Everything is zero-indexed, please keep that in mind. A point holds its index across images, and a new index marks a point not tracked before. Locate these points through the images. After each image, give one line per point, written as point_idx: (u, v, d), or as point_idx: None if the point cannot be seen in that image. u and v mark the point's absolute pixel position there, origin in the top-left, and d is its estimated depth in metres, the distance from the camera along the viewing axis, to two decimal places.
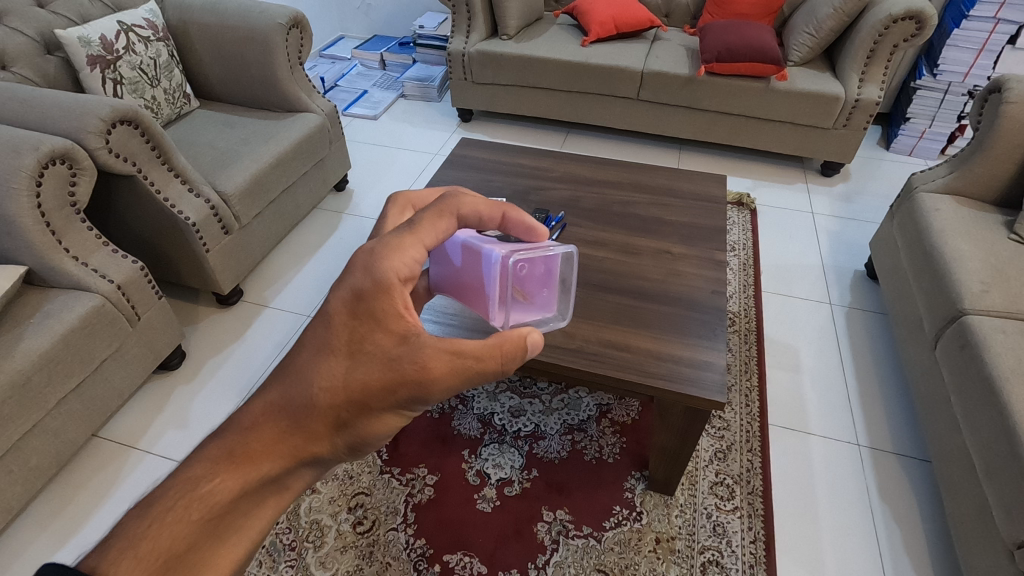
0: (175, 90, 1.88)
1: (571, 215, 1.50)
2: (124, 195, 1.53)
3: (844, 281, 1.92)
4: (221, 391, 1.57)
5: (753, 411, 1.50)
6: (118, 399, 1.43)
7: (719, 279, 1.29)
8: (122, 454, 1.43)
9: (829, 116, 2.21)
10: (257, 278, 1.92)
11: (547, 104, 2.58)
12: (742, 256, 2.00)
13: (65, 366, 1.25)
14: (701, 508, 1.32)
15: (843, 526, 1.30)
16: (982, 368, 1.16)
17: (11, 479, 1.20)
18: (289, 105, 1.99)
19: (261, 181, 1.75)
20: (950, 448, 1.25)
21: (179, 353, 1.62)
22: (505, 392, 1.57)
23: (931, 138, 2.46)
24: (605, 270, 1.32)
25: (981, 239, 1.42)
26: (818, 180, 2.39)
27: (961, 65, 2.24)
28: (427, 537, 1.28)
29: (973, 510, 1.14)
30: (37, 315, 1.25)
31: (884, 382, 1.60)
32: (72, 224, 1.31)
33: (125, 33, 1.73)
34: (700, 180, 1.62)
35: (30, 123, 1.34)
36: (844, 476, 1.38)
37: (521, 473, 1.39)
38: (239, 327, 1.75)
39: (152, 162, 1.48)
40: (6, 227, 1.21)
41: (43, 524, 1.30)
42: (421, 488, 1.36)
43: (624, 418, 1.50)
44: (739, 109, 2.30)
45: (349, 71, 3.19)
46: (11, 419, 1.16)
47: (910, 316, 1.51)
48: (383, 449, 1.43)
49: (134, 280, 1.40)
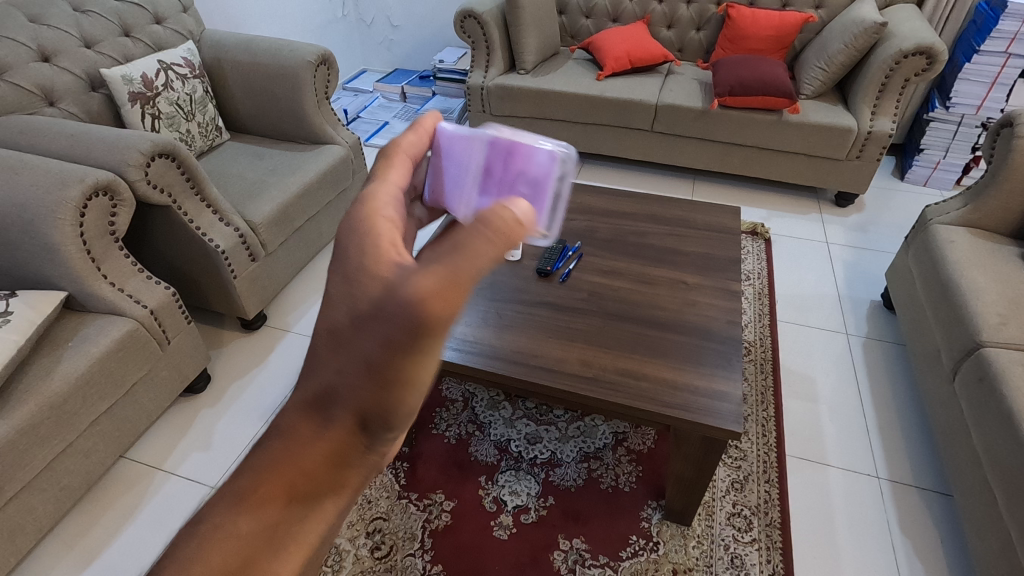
0: (208, 123, 1.97)
1: (587, 244, 1.53)
2: (158, 223, 1.60)
3: (860, 311, 1.92)
4: (244, 415, 1.61)
5: (770, 441, 1.50)
6: (146, 420, 1.47)
7: (734, 309, 1.31)
8: (147, 476, 1.46)
9: (842, 148, 2.23)
10: (279, 304, 1.98)
11: (563, 135, 2.65)
12: (758, 285, 2.02)
13: (98, 388, 1.30)
14: (718, 539, 1.32)
15: (863, 560, 1.28)
16: (1000, 401, 1.16)
17: (43, 498, 1.24)
18: (315, 137, 2.07)
19: (287, 210, 1.81)
20: (972, 481, 1.23)
21: (204, 376, 1.66)
22: (522, 419, 1.59)
23: (946, 169, 2.47)
24: (621, 300, 1.35)
25: (996, 271, 1.43)
26: (832, 211, 2.41)
27: (974, 98, 2.27)
28: (444, 563, 1.28)
29: (994, 546, 1.13)
30: (76, 338, 1.31)
31: (903, 413, 1.59)
32: (111, 252, 1.38)
33: (164, 72, 1.83)
34: (714, 211, 1.65)
35: (75, 157, 1.41)
36: (864, 509, 1.37)
37: (537, 501, 1.40)
38: (262, 352, 1.80)
39: (186, 192, 1.55)
40: (50, 255, 1.28)
41: (69, 545, 1.33)
42: (439, 514, 1.37)
43: (640, 447, 1.50)
44: (752, 140, 2.34)
45: (371, 103, 3.30)
46: (48, 438, 1.21)
47: (927, 347, 1.51)
48: (401, 474, 1.45)
49: (165, 305, 1.46)
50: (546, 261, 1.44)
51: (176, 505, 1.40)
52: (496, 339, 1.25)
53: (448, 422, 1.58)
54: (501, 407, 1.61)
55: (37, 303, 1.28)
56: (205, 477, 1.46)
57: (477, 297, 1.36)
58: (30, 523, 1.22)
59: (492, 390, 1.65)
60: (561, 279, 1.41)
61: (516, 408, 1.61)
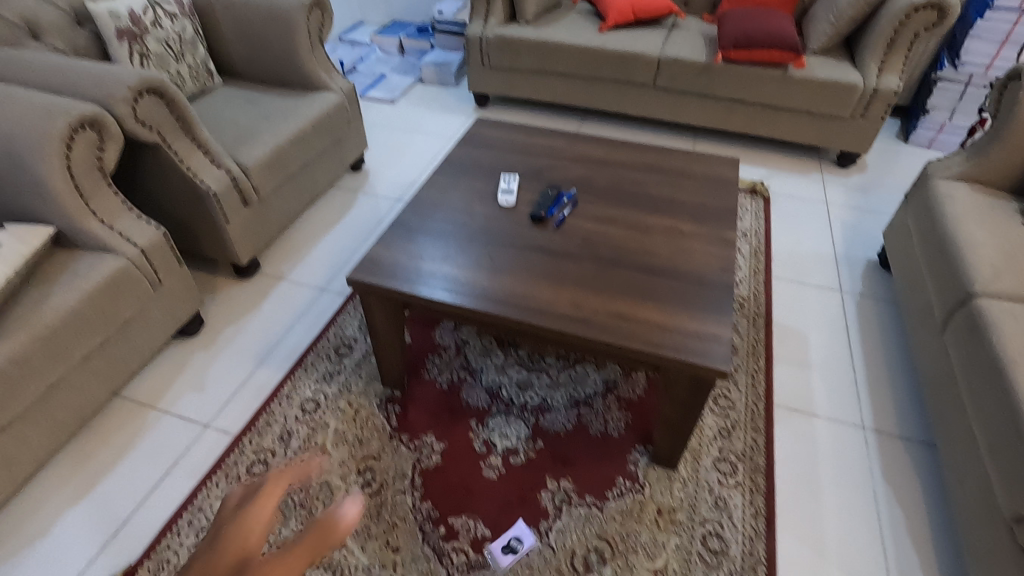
0: (199, 65, 1.92)
1: (583, 192, 1.51)
2: (149, 164, 1.58)
3: (856, 269, 1.92)
4: (237, 359, 1.62)
5: (759, 392, 1.52)
6: (139, 359, 1.48)
7: (728, 257, 1.30)
8: (142, 413, 1.48)
9: (847, 105, 2.19)
10: (273, 252, 1.97)
11: (564, 90, 2.60)
12: (754, 243, 2.01)
13: (90, 323, 1.30)
14: (703, 482, 1.34)
15: (845, 505, 1.30)
16: (989, 349, 1.16)
17: (38, 430, 1.25)
18: (308, 83, 2.02)
19: (281, 156, 1.79)
20: (955, 429, 1.25)
21: (197, 320, 1.66)
22: (514, 366, 1.60)
23: (951, 131, 2.44)
24: (614, 245, 1.34)
25: (994, 225, 1.42)
26: (834, 171, 2.39)
27: (984, 57, 2.22)
28: (434, 500, 1.31)
29: (974, 489, 1.15)
30: (66, 274, 1.30)
31: (892, 367, 1.61)
32: (100, 188, 1.36)
33: (152, 9, 1.78)
34: (714, 162, 1.62)
35: (61, 90, 1.38)
36: (848, 457, 1.39)
37: (527, 444, 1.42)
38: (256, 298, 1.80)
39: (177, 132, 1.52)
40: (38, 189, 1.27)
41: (67, 476, 1.35)
42: (429, 455, 1.39)
43: (630, 394, 1.52)
44: (756, 96, 2.30)
45: (368, 55, 3.24)
46: (41, 370, 1.21)
47: (921, 302, 1.51)
48: (393, 416, 1.47)
49: (157, 245, 1.44)
50: (540, 206, 1.42)
51: (172, 442, 1.42)
52: (487, 281, 1.24)
53: (441, 368, 1.59)
54: (493, 354, 1.62)
55: (26, 237, 1.27)
56: (199, 416, 1.48)
57: (471, 242, 1.34)
58: (26, 453, 1.24)
59: (484, 338, 1.66)
60: (555, 224, 1.40)
61: (508, 355, 1.62)
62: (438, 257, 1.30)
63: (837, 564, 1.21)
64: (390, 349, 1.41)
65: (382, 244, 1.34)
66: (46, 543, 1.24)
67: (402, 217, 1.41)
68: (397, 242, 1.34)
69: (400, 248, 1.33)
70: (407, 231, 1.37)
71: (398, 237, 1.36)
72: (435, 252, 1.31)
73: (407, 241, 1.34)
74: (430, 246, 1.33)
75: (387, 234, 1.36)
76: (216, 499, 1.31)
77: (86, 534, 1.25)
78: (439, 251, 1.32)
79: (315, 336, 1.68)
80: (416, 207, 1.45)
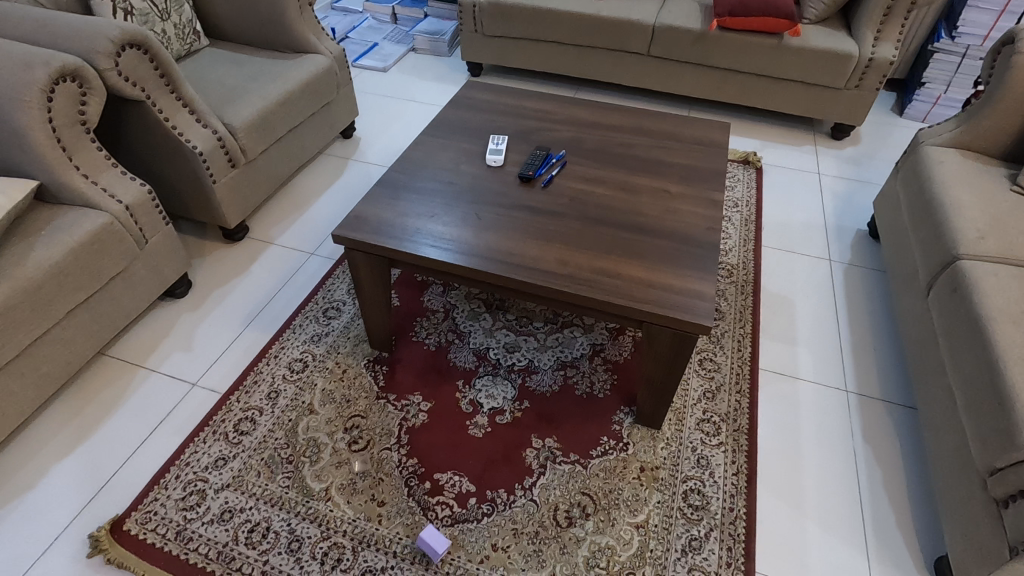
0: (185, 25, 1.89)
1: (572, 153, 1.50)
2: (134, 121, 1.56)
3: (845, 239, 1.92)
4: (225, 320, 1.62)
5: (745, 357, 1.53)
6: (126, 318, 1.48)
7: (715, 217, 1.30)
8: (130, 372, 1.48)
9: (841, 76, 2.18)
10: (262, 216, 1.96)
11: (558, 59, 2.57)
12: (745, 212, 2.01)
13: (74, 278, 1.29)
14: (686, 442, 1.35)
15: (825, 465, 1.32)
16: (971, 309, 1.17)
17: (23, 383, 1.26)
18: (297, 46, 1.99)
19: (268, 117, 1.77)
20: (935, 389, 1.26)
21: (184, 282, 1.66)
22: (502, 329, 1.60)
23: (946, 103, 2.42)
24: (602, 205, 1.33)
25: (981, 189, 1.42)
26: (827, 143, 2.38)
27: (982, 27, 2.20)
28: (419, 457, 1.32)
29: (950, 447, 1.17)
30: (49, 228, 1.29)
31: (877, 333, 1.62)
32: (82, 143, 1.34)
33: None
34: (704, 126, 1.61)
35: (42, 43, 1.36)
36: (830, 419, 1.41)
37: (513, 404, 1.43)
38: (245, 261, 1.79)
39: (161, 89, 1.50)
40: (19, 141, 1.25)
41: (54, 431, 1.36)
42: (415, 414, 1.40)
43: (616, 357, 1.53)
44: (750, 66, 2.28)
45: (360, 23, 3.19)
46: (24, 323, 1.21)
47: (906, 268, 1.52)
48: (380, 376, 1.48)
49: (142, 203, 1.44)
50: (528, 166, 1.41)
51: (159, 399, 1.43)
52: (473, 238, 1.24)
53: (429, 330, 1.60)
54: (482, 318, 1.63)
55: (8, 190, 1.25)
56: (187, 375, 1.48)
57: (458, 200, 1.34)
58: (11, 406, 1.24)
59: (473, 303, 1.67)
60: (543, 184, 1.39)
61: (496, 319, 1.63)
62: (425, 215, 1.30)
63: (816, 520, 1.23)
64: (377, 308, 1.41)
65: (369, 201, 1.33)
66: (33, 494, 1.24)
67: (389, 176, 1.40)
68: (383, 199, 1.34)
69: (386, 205, 1.32)
70: (394, 189, 1.37)
71: (385, 195, 1.35)
72: (422, 210, 1.31)
73: (393, 199, 1.34)
74: (417, 204, 1.32)
75: (373, 192, 1.35)
76: (204, 454, 1.31)
77: (74, 487, 1.26)
78: (426, 209, 1.31)
79: (304, 298, 1.68)
80: (404, 166, 1.44)
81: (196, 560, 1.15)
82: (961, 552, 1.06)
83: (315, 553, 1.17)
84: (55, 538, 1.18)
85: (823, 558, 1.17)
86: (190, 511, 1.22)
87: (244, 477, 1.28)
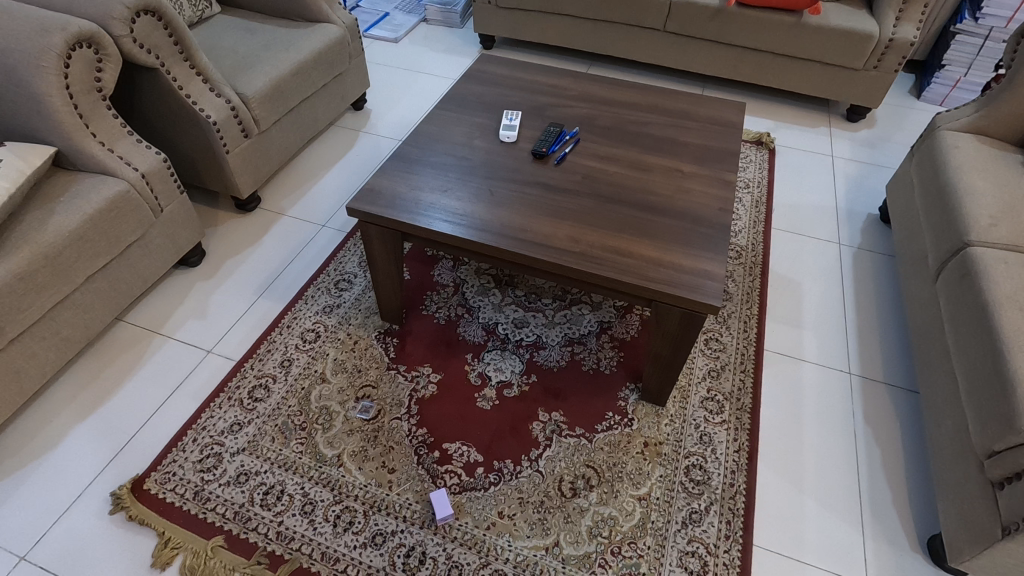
0: None
1: (585, 130, 1.49)
2: (148, 89, 1.56)
3: (856, 223, 1.91)
4: (238, 289, 1.64)
5: (750, 337, 1.55)
6: (141, 285, 1.50)
7: (727, 197, 1.30)
8: (146, 338, 1.51)
9: (861, 56, 2.14)
10: (274, 188, 1.97)
11: (571, 32, 2.53)
12: (756, 193, 2.00)
13: (92, 245, 1.31)
14: (690, 419, 1.38)
15: (826, 445, 1.35)
16: (978, 295, 1.18)
17: (44, 346, 1.29)
18: (309, 14, 1.97)
19: (281, 87, 1.76)
20: (938, 374, 1.28)
21: (198, 252, 1.68)
22: (510, 305, 1.62)
23: (965, 87, 2.39)
24: (615, 184, 1.33)
25: (996, 176, 1.41)
26: (842, 125, 2.35)
27: (1006, 9, 2.14)
28: (428, 427, 1.35)
29: (950, 429, 1.19)
30: (67, 195, 1.31)
31: (883, 317, 1.63)
32: (99, 110, 1.35)
33: None
34: (719, 105, 1.59)
35: (56, 7, 1.35)
36: (833, 401, 1.43)
37: (520, 377, 1.45)
38: (257, 232, 1.81)
39: (175, 57, 1.50)
40: (36, 106, 1.25)
41: (73, 394, 1.39)
42: (425, 385, 1.43)
43: (623, 335, 1.55)
44: (768, 44, 2.24)
45: None
46: (45, 287, 1.23)
47: (916, 252, 1.52)
48: (391, 348, 1.51)
49: (157, 172, 1.45)
50: (542, 143, 1.41)
51: (177, 364, 1.46)
52: (485, 214, 1.25)
53: (438, 304, 1.62)
54: (492, 293, 1.64)
55: (26, 155, 1.26)
56: (202, 342, 1.51)
57: (472, 176, 1.34)
58: (33, 368, 1.27)
59: (482, 278, 1.68)
60: (556, 161, 1.39)
61: (505, 295, 1.65)
62: (438, 189, 1.30)
63: (814, 497, 1.26)
64: (389, 282, 1.43)
65: (382, 174, 1.34)
66: (55, 453, 1.29)
67: (402, 150, 1.41)
68: (397, 173, 1.34)
69: (400, 179, 1.33)
70: (407, 163, 1.37)
71: (398, 168, 1.36)
72: (435, 184, 1.32)
73: (407, 172, 1.35)
74: (430, 179, 1.33)
75: (387, 165, 1.36)
76: (220, 418, 1.35)
77: (95, 447, 1.30)
78: (439, 184, 1.32)
79: (315, 270, 1.70)
80: (417, 140, 1.44)
81: (214, 519, 1.20)
82: (954, 531, 1.09)
83: (327, 515, 1.21)
84: (79, 495, 1.23)
85: (819, 534, 1.21)
86: (207, 473, 1.26)
87: (259, 442, 1.32)
